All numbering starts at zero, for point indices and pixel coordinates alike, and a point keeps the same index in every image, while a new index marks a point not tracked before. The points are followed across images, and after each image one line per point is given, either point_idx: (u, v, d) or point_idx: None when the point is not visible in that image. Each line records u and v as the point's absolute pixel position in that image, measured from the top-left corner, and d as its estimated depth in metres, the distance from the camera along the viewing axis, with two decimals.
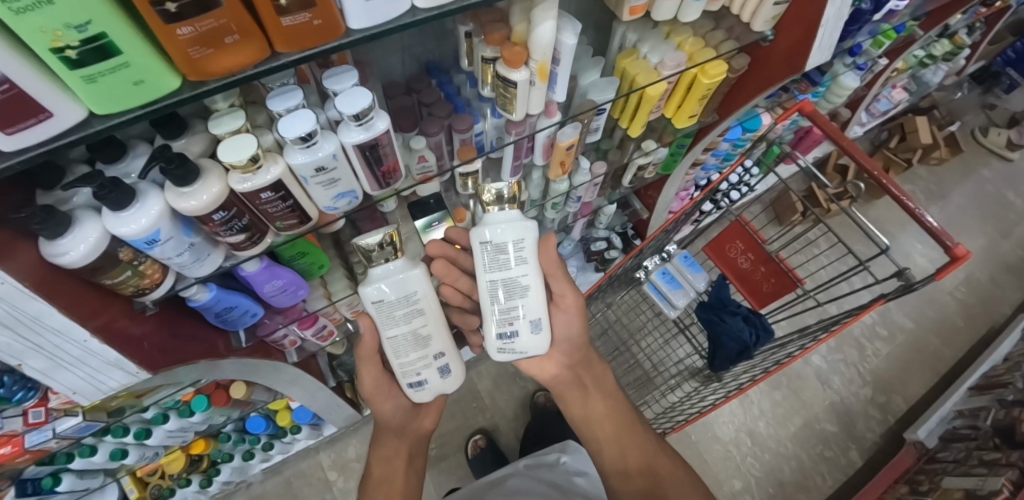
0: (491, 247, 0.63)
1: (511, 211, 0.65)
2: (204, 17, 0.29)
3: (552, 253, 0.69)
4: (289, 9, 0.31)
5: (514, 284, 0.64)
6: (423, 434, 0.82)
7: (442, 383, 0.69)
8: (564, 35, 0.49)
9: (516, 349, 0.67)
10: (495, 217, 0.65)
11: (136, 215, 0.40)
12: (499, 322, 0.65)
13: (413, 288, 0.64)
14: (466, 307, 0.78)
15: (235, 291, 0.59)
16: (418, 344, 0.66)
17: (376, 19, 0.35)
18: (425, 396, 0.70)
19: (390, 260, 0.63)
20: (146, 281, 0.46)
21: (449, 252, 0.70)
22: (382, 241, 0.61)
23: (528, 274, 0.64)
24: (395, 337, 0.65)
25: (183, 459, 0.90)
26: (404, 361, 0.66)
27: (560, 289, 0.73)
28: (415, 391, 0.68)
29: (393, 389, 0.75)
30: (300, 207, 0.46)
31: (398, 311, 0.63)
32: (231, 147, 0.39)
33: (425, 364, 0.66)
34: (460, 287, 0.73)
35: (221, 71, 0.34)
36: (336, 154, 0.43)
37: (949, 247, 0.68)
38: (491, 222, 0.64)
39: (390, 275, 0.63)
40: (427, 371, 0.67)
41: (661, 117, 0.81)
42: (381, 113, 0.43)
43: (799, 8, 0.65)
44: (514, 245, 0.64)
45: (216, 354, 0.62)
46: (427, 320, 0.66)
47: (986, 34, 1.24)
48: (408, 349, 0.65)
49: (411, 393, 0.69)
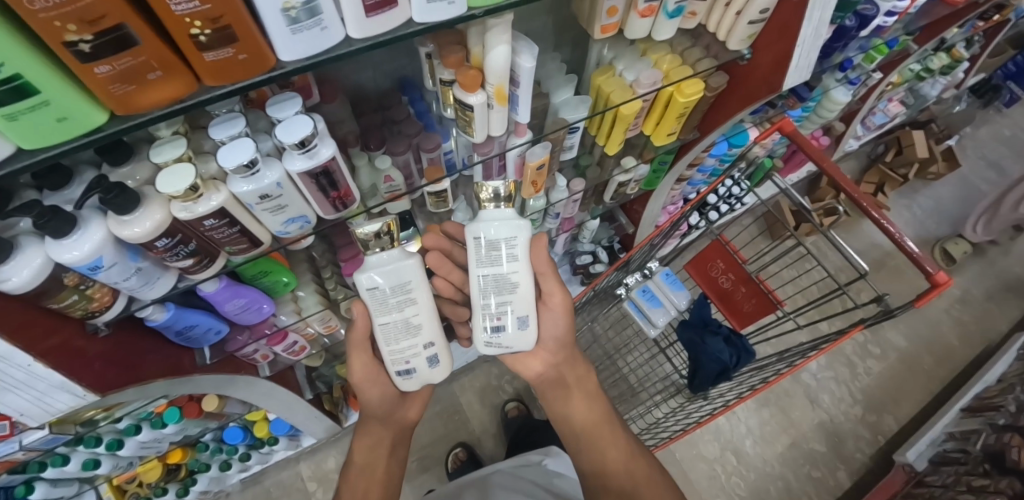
0: (484, 243, 0.61)
1: (506, 210, 0.62)
2: (122, 54, 0.28)
3: (544, 255, 0.65)
4: (211, 46, 0.30)
5: (504, 281, 0.62)
6: (407, 427, 0.77)
7: (431, 373, 0.65)
8: (520, 58, 0.48)
9: (502, 345, 0.65)
10: (490, 214, 0.62)
11: (80, 241, 0.40)
12: (486, 315, 0.63)
13: (408, 277, 0.59)
14: (457, 300, 0.72)
15: (196, 309, 0.58)
16: (409, 332, 0.61)
17: (308, 51, 0.34)
18: (412, 385, 0.65)
19: (386, 249, 0.59)
20: (95, 304, 0.46)
21: (444, 244, 0.70)
22: (379, 230, 0.57)
23: (519, 272, 0.62)
24: (386, 325, 0.60)
25: (160, 468, 0.90)
26: (393, 349, 0.61)
27: (549, 288, 0.68)
28: (402, 379, 0.64)
29: (382, 378, 0.69)
30: (249, 232, 0.46)
31: (393, 297, 0.59)
32: (170, 178, 0.38)
33: (414, 353, 0.62)
34: (453, 280, 0.69)
35: (150, 105, 0.33)
36: (280, 182, 0.42)
37: (930, 274, 0.66)
38: (487, 219, 0.61)
39: (383, 264, 0.58)
40: (416, 360, 0.63)
41: (640, 134, 0.79)
42: (326, 140, 0.43)
43: (775, 27, 0.63)
44: (507, 242, 0.62)
45: (181, 369, 0.62)
46: (420, 309, 0.61)
47: (986, 46, 1.22)
48: (399, 337, 0.61)
49: (398, 382, 0.64)
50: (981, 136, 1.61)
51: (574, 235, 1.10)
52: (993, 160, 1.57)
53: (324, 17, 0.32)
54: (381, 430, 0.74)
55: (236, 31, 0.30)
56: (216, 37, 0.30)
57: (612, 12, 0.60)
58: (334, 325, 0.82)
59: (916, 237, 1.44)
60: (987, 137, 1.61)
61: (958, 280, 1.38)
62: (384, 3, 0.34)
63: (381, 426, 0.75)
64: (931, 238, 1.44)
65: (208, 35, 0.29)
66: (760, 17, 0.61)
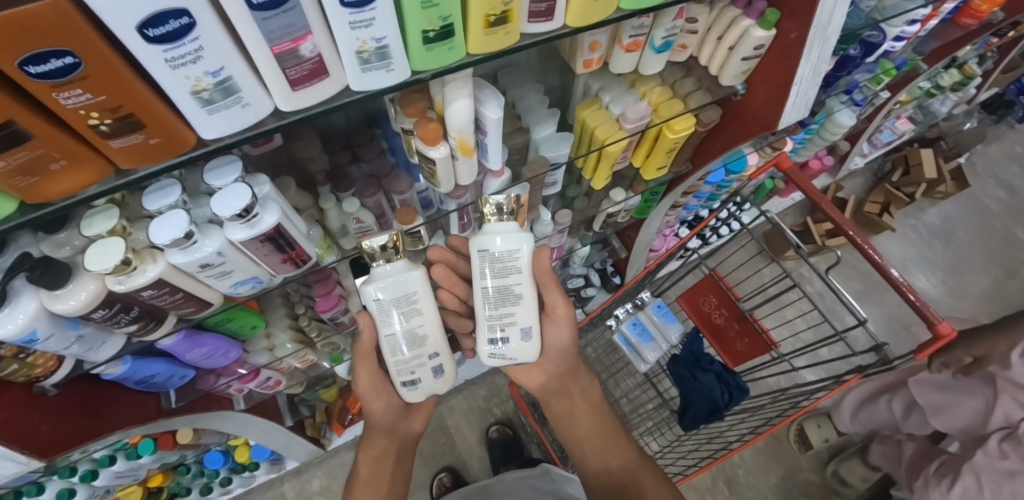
0: (491, 256, 0.55)
1: (511, 223, 0.56)
2: (12, 152, 0.25)
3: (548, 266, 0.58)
4: (116, 133, 0.28)
5: (507, 293, 0.56)
6: (412, 436, 0.70)
7: (437, 384, 0.60)
8: (485, 109, 0.44)
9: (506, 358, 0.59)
10: (496, 226, 0.56)
11: (10, 316, 0.37)
12: (489, 327, 0.58)
13: (413, 289, 0.54)
14: (463, 312, 0.70)
15: (156, 358, 0.56)
16: (412, 344, 0.56)
17: (232, 128, 0.31)
18: (417, 396, 0.60)
19: (390, 260, 0.54)
20: (38, 369, 0.44)
21: (452, 257, 0.66)
22: (385, 243, 0.53)
23: (523, 284, 0.56)
24: (393, 336, 0.54)
25: (141, 492, 0.88)
26: (398, 360, 0.56)
27: (552, 299, 0.61)
28: (408, 391, 0.59)
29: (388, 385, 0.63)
30: (195, 296, 0.44)
31: (398, 309, 0.54)
32: (97, 255, 0.35)
33: (419, 364, 0.57)
34: (458, 292, 0.67)
35: (61, 191, 0.30)
36: (221, 251, 0.39)
37: (932, 325, 0.61)
38: (492, 232, 0.55)
39: (386, 276, 0.53)
40: (421, 371, 0.57)
41: (630, 166, 0.75)
42: (270, 206, 0.40)
43: (770, 62, 0.59)
44: (510, 256, 0.55)
45: (144, 416, 0.60)
46: (426, 320, 0.56)
47: (1000, 62, 1.16)
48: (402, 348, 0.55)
49: (402, 393, 0.59)
50: (993, 153, 1.55)
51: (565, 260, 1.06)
52: (1004, 178, 1.51)
53: (244, 94, 0.29)
54: (388, 443, 0.67)
55: (141, 118, 0.27)
56: (119, 125, 0.27)
57: (595, 48, 0.56)
58: (310, 359, 0.80)
59: (924, 259, 1.38)
60: (999, 155, 1.54)
61: (965, 304, 1.33)
62: (313, 75, 0.31)
63: (387, 438, 0.67)
64: (939, 260, 1.38)
65: (110, 124, 0.27)
66: (753, 53, 0.57)
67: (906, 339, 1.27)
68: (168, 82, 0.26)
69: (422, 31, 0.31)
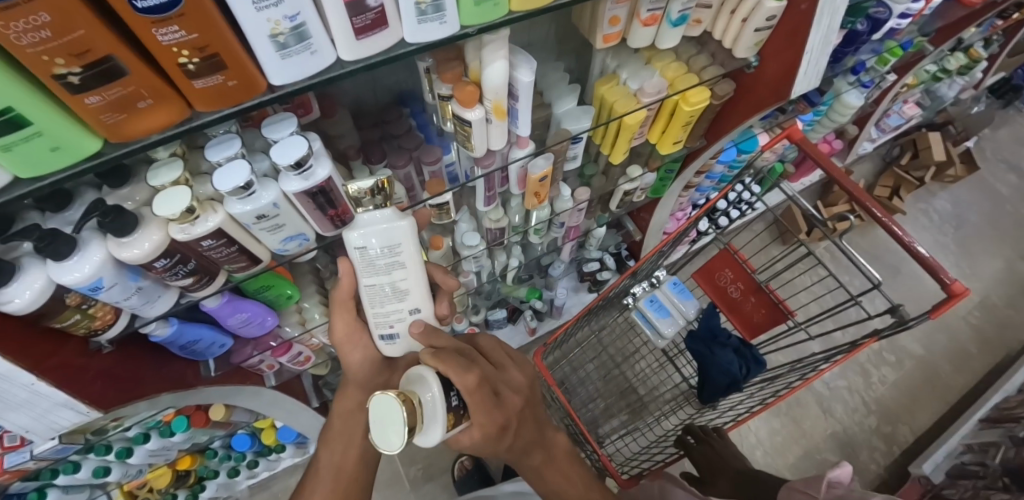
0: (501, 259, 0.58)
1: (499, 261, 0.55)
2: (110, 86, 0.29)
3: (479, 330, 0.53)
4: (200, 73, 0.30)
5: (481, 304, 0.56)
6: None
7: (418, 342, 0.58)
8: (519, 73, 0.47)
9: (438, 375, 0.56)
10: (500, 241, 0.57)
11: (79, 263, 0.40)
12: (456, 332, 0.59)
13: (399, 242, 0.51)
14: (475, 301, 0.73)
15: (199, 323, 0.59)
16: (395, 297, 0.54)
17: (299, 75, 0.34)
18: (396, 352, 0.58)
19: (379, 208, 0.49)
20: (98, 322, 0.47)
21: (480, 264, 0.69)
22: (372, 187, 0.47)
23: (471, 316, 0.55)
24: (378, 287, 0.53)
25: (170, 474, 0.91)
26: (378, 311, 0.54)
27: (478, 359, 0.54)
28: (385, 344, 0.57)
29: None
30: (248, 251, 0.46)
31: (382, 260, 0.51)
32: (166, 201, 0.38)
33: (399, 318, 0.55)
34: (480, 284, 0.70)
35: (142, 132, 0.33)
36: (277, 202, 0.42)
37: (945, 284, 0.63)
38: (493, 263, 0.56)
39: (371, 223, 0.49)
40: (402, 325, 0.55)
41: (646, 143, 0.78)
42: (323, 160, 0.43)
43: (781, 34, 0.62)
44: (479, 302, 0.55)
45: (184, 383, 0.63)
46: (410, 275, 0.53)
47: (1006, 45, 1.19)
48: (384, 300, 0.54)
49: (381, 346, 0.58)
50: (1001, 138, 1.57)
51: (580, 243, 1.08)
52: (1013, 162, 1.53)
53: (314, 41, 0.32)
54: None
55: (223, 59, 0.30)
56: (204, 65, 0.30)
57: (615, 22, 0.58)
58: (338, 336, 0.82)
59: (936, 242, 1.40)
60: (1008, 139, 1.56)
61: (977, 286, 1.34)
62: (375, 25, 0.34)
63: None
64: (951, 243, 1.39)
65: (196, 63, 0.29)
66: (766, 24, 0.60)
67: (921, 300, 1.31)
68: (252, 24, 0.29)
69: None
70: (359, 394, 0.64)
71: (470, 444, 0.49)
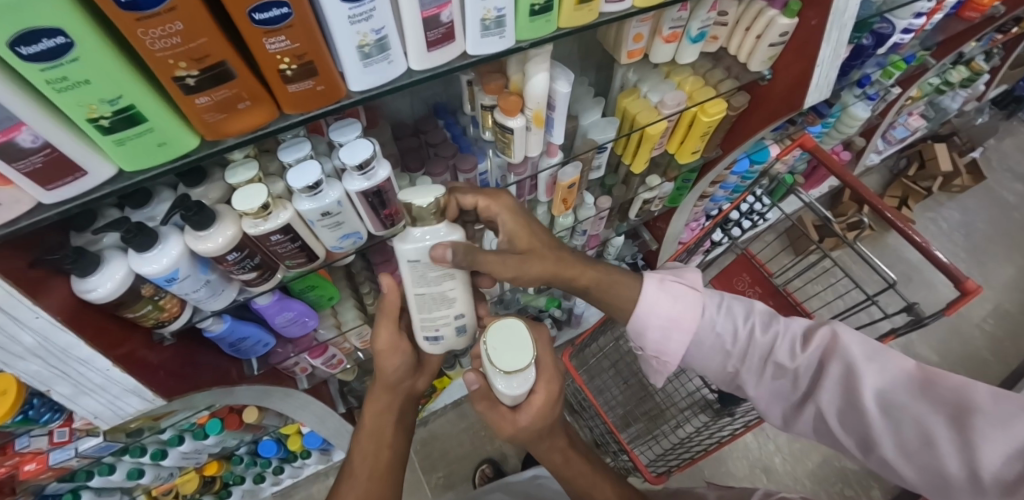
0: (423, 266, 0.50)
1: (439, 227, 0.49)
2: (219, 88, 0.33)
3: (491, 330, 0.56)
4: (295, 79, 0.35)
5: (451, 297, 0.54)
6: None
7: (457, 340, 0.61)
8: (557, 84, 0.51)
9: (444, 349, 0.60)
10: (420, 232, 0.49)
11: (158, 255, 0.44)
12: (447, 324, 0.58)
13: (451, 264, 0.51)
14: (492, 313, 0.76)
15: (248, 321, 0.62)
16: (443, 303, 0.54)
17: (374, 83, 0.38)
18: (435, 349, 0.61)
19: (427, 224, 0.49)
20: (166, 313, 0.51)
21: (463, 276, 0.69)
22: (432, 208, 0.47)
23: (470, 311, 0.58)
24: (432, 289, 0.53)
25: (197, 480, 0.92)
26: (425, 316, 0.55)
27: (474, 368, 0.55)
28: (429, 344, 0.59)
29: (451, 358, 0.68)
30: (308, 247, 0.50)
31: (433, 273, 0.51)
32: (244, 196, 0.42)
33: (445, 322, 0.56)
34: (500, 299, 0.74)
35: (235, 132, 0.38)
36: (340, 200, 0.46)
37: (959, 282, 0.65)
38: (411, 241, 0.49)
39: (422, 239, 0.48)
40: (446, 328, 0.57)
41: (664, 153, 0.82)
42: (382, 162, 0.47)
43: (793, 48, 0.66)
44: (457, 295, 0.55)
45: (229, 379, 0.66)
46: (457, 284, 0.53)
47: (1006, 59, 1.24)
48: (432, 306, 0.54)
49: (424, 346, 0.59)
50: (1006, 147, 1.61)
51: (599, 252, 1.12)
52: (1019, 171, 1.57)
53: (392, 51, 0.36)
54: None
55: (317, 66, 0.34)
56: (300, 71, 0.34)
57: (638, 39, 0.62)
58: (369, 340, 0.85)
59: (946, 251, 1.42)
60: (1012, 149, 1.60)
61: (990, 294, 1.36)
62: (444, 39, 0.38)
63: None
64: (961, 252, 1.42)
65: (294, 69, 0.34)
66: (779, 40, 0.64)
67: (934, 300, 1.34)
68: (345, 36, 0.33)
69: (530, 4, 0.39)
70: (388, 396, 0.61)
71: (527, 424, 0.49)
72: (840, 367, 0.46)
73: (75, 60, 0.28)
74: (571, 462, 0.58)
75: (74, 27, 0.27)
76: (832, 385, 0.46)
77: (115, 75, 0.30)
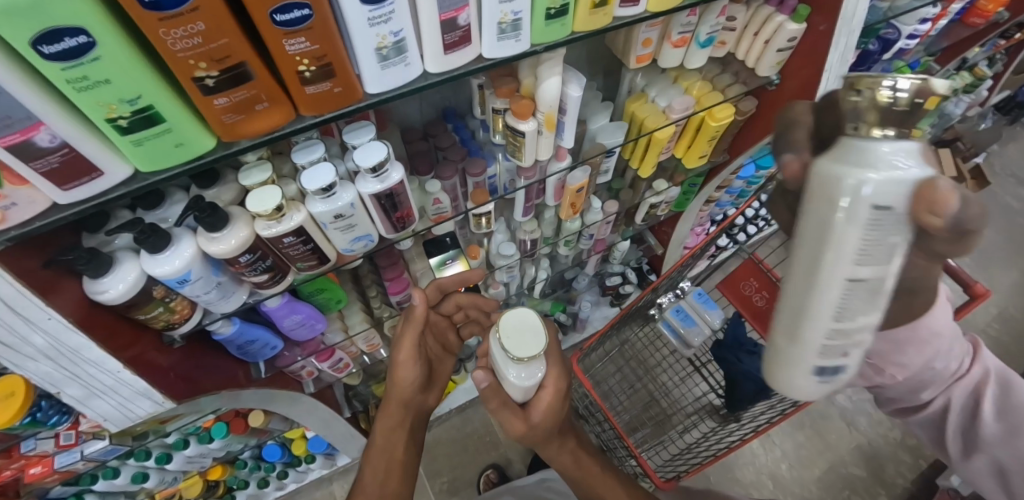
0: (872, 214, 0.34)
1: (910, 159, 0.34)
2: (238, 89, 0.33)
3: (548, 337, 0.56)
4: (313, 80, 0.35)
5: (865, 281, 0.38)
6: (428, 407, 0.71)
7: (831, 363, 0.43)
8: (569, 88, 0.51)
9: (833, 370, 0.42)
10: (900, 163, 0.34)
11: (171, 257, 0.44)
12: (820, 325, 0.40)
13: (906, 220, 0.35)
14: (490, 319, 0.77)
15: (257, 324, 0.62)
16: (870, 287, 0.37)
17: (390, 85, 0.38)
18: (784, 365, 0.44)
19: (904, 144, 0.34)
20: (176, 316, 0.51)
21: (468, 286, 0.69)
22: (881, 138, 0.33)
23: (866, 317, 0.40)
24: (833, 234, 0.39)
25: (201, 484, 0.92)
26: (832, 303, 0.39)
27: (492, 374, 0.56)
28: (819, 357, 0.41)
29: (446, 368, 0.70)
30: (320, 249, 0.50)
31: (889, 230, 0.35)
32: (258, 198, 0.42)
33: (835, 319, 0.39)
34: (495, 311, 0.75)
35: (252, 134, 0.38)
36: (353, 203, 0.46)
37: (969, 286, 0.65)
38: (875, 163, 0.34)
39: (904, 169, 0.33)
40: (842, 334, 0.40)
41: (671, 157, 0.82)
42: (396, 164, 0.47)
43: (801, 54, 0.66)
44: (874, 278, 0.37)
45: (237, 382, 0.66)
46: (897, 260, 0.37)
47: (1009, 64, 1.25)
48: (860, 288, 0.37)
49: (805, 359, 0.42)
50: (1009, 153, 1.61)
51: (604, 257, 1.12)
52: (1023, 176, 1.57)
53: (409, 54, 0.37)
54: None
55: (335, 67, 0.34)
56: (318, 72, 0.34)
57: (647, 44, 0.62)
58: (375, 344, 0.85)
59: None
60: (1016, 155, 1.61)
61: (996, 299, 1.36)
62: (460, 42, 0.38)
63: None
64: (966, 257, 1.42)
65: (312, 70, 0.34)
66: (788, 45, 0.64)
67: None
68: (364, 38, 0.33)
69: (546, 8, 0.39)
70: (402, 410, 0.66)
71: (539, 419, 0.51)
72: (980, 371, 0.53)
73: (96, 59, 0.28)
74: (582, 463, 0.58)
75: (95, 27, 0.27)
76: (968, 385, 0.52)
77: (136, 75, 0.30)
